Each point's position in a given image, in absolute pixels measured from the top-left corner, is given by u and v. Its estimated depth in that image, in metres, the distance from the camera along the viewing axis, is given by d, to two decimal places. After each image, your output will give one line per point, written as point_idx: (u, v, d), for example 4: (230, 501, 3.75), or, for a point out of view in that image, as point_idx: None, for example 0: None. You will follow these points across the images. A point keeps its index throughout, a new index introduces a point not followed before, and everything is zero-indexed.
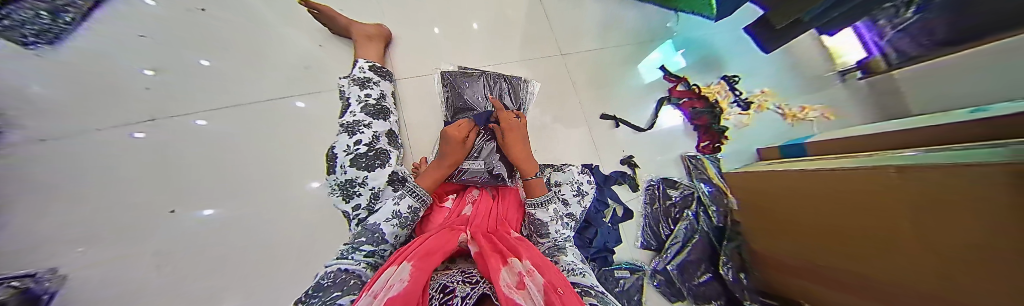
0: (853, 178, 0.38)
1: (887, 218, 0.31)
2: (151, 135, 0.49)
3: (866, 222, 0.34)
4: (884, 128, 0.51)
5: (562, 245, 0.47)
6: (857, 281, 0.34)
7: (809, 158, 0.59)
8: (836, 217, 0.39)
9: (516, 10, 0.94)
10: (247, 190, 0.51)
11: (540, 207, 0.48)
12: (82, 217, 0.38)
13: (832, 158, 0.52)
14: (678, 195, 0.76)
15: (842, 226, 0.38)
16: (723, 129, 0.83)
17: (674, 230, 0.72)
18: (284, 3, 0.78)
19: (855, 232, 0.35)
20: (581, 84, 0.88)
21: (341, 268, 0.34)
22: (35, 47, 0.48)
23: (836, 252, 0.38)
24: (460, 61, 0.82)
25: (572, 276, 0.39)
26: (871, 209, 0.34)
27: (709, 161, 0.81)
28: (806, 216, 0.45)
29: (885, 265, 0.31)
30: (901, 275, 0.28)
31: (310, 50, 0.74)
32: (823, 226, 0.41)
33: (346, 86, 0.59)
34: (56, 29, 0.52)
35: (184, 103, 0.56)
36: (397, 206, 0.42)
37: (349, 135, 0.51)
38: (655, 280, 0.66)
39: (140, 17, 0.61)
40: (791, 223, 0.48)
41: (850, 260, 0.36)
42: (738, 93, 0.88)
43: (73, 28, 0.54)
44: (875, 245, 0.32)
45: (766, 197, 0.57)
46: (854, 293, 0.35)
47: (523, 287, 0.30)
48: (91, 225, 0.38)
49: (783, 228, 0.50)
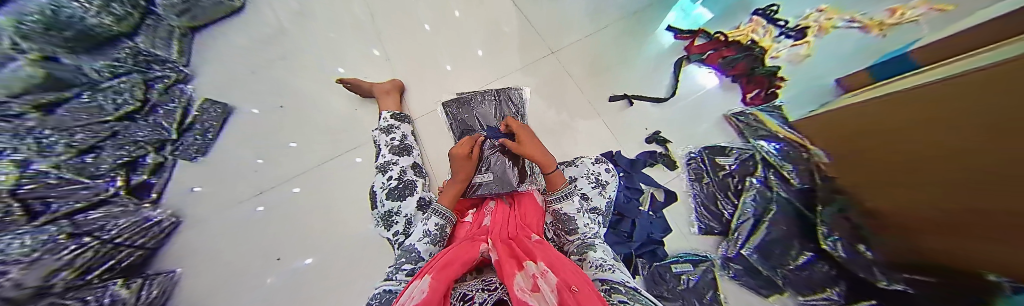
0: (965, 87, 0.29)
1: (997, 129, 0.23)
2: (267, 208, 0.73)
3: (964, 142, 0.28)
4: (1013, 6, 0.36)
5: (591, 242, 0.43)
6: (962, 217, 0.28)
7: (913, 73, 0.43)
8: (953, 139, 0.29)
9: (503, 24, 0.98)
10: (325, 240, 0.69)
11: (564, 201, 0.49)
12: (225, 282, 0.62)
13: (955, 59, 0.37)
14: (732, 163, 0.64)
15: (960, 150, 0.28)
16: (772, 70, 0.70)
17: (738, 206, 0.60)
18: (317, 79, 0.94)
19: (971, 156, 0.26)
20: (584, 73, 0.85)
21: (386, 289, 0.38)
22: (195, 160, 0.76)
23: (937, 189, 0.31)
24: (465, 87, 0.90)
25: (599, 274, 0.35)
26: (986, 121, 0.25)
27: (764, 114, 0.67)
28: (907, 153, 0.36)
29: (979, 191, 0.25)
30: (1006, 200, 0.22)
31: (349, 115, 0.89)
32: (924, 161, 0.33)
33: (376, 135, 0.71)
34: (203, 144, 0.78)
35: (283, 178, 0.77)
36: (426, 225, 0.47)
37: (382, 174, 0.60)
38: (730, 271, 0.55)
39: (243, 123, 0.85)
40: (887, 165, 0.39)
41: (952, 194, 0.29)
42: (782, 24, 0.74)
43: (213, 140, 0.80)
44: (972, 168, 0.26)
45: (852, 141, 0.46)
46: (965, 234, 0.28)
47: (536, 289, 0.26)
48: (239, 285, 0.62)
49: (891, 170, 0.38)
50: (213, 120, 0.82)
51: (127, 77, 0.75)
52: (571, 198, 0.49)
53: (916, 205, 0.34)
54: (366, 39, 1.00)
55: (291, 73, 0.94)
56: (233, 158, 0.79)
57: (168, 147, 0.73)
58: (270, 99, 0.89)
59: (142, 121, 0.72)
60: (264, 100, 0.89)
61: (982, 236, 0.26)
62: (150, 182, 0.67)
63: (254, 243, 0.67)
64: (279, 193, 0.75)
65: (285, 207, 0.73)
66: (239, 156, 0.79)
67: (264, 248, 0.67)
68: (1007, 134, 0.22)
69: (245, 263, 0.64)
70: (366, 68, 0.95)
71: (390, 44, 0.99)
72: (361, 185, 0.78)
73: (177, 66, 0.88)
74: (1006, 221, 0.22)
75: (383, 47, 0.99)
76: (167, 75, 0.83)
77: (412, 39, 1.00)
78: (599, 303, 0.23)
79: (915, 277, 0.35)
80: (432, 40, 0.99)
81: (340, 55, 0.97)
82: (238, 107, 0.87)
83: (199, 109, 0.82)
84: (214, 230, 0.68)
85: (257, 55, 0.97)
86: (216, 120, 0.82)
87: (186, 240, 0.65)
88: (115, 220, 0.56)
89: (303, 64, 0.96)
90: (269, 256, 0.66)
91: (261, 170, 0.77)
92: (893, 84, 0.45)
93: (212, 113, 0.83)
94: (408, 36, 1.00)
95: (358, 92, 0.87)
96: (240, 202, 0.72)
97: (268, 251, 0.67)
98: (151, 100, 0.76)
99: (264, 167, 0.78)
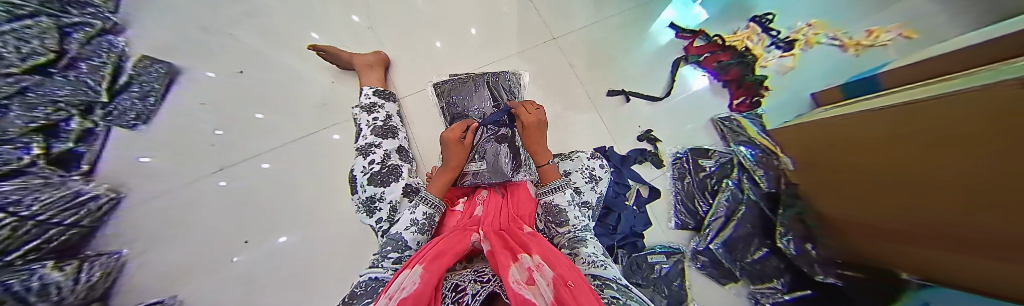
0: (905, 114, 0.34)
1: (952, 147, 0.25)
2: (229, 183, 0.66)
3: (904, 161, 0.32)
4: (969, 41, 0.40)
5: (581, 236, 0.44)
6: (891, 224, 0.33)
7: (882, 94, 0.47)
8: (910, 155, 0.32)
9: (501, 2, 0.91)
10: (301, 223, 0.65)
11: (555, 194, 0.48)
12: (182, 265, 0.56)
13: (909, 87, 0.42)
14: (713, 165, 0.68)
15: (913, 164, 0.31)
16: (760, 79, 0.73)
17: (713, 205, 0.64)
18: (286, 45, 0.82)
19: (920, 170, 0.29)
20: (584, 65, 0.83)
21: (372, 276, 0.37)
22: (136, 128, 0.65)
23: (876, 199, 0.36)
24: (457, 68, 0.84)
25: (592, 269, 0.37)
26: (939, 140, 0.27)
27: (747, 120, 0.70)
28: (852, 167, 0.42)
29: (912, 203, 0.30)
30: (954, 213, 0.24)
31: (325, 88, 0.80)
32: (867, 174, 0.38)
33: (357, 113, 0.65)
34: (145, 110, 0.67)
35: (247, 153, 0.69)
36: (413, 214, 0.45)
37: (364, 156, 0.56)
38: (698, 262, 0.61)
39: (196, 88, 0.73)
40: (837, 176, 0.45)
41: (888, 205, 0.34)
42: (775, 33, 0.76)
43: (158, 107, 0.69)
44: (909, 184, 0.31)
45: (812, 153, 0.52)
46: (892, 238, 0.33)
47: (532, 283, 0.27)
48: (196, 270, 0.57)
49: (850, 180, 0.41)
50: (156, 82, 0.70)
51: (34, 21, 0.61)
52: (562, 191, 0.48)
53: (859, 213, 0.39)
54: (346, 3, 0.89)
55: (255, 34, 0.82)
56: (183, 127, 0.69)
57: (101, 109, 0.62)
58: (228, 62, 0.78)
59: (59, 77, 0.59)
60: (221, 64, 0.77)
61: (909, 242, 0.31)
62: (78, 151, 0.58)
63: (217, 224, 0.62)
64: (244, 169, 0.68)
65: (252, 186, 0.67)
66: (187, 126, 0.69)
67: (230, 229, 0.62)
68: (961, 153, 0.24)
69: (205, 243, 0.59)
70: (345, 36, 0.85)
71: (375, 11, 0.89)
72: (340, 167, 0.72)
73: (102, 12, 0.73)
74: (938, 230, 0.26)
75: (366, 14, 0.88)
76: (89, 23, 0.69)
77: (400, 9, 0.89)
78: (595, 299, 0.24)
79: (846, 273, 0.41)
80: (423, 12, 0.90)
81: (316, 19, 0.86)
82: (192, 69, 0.75)
83: (139, 66, 0.70)
84: (165, 209, 0.60)
85: (213, 9, 0.82)
86: (160, 82, 0.71)
87: (128, 218, 0.57)
88: (33, 195, 0.48)
89: (271, 26, 0.83)
90: (235, 238, 0.61)
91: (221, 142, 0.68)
92: (853, 104, 0.51)
93: (154, 73, 0.71)
94: (397, 5, 0.90)
95: (337, 62, 0.78)
96: (196, 179, 0.65)
97: (234, 232, 0.62)
98: (71, 52, 0.63)
99: (225, 141, 0.70)
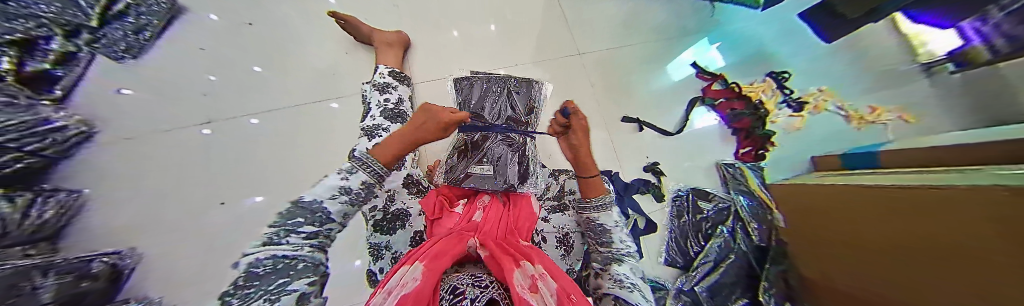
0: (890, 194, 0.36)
1: (943, 238, 0.27)
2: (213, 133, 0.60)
3: (897, 241, 0.33)
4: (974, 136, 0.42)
5: (619, 257, 0.45)
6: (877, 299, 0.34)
7: (875, 171, 0.50)
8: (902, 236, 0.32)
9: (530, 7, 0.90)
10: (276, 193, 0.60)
11: (604, 213, 0.48)
12: None
13: (899, 171, 0.45)
14: (711, 209, 0.69)
15: (905, 245, 0.31)
16: (769, 133, 0.74)
17: (705, 247, 0.65)
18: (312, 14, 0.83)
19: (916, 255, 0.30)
20: (603, 86, 0.84)
21: (275, 253, 0.31)
22: (122, 61, 0.59)
23: (864, 273, 0.36)
24: (478, 65, 0.83)
25: (618, 292, 0.39)
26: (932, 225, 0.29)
27: (749, 170, 0.72)
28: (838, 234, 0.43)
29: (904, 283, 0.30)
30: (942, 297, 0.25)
31: (336, 58, 0.84)
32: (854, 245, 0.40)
33: (368, 90, 0.63)
34: (136, 45, 0.62)
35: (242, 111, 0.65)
36: (342, 181, 0.38)
37: (368, 138, 0.52)
38: (680, 302, 0.61)
39: (198, 28, 0.71)
40: (824, 243, 0.46)
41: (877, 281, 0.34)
42: (789, 91, 0.77)
43: (149, 44, 0.64)
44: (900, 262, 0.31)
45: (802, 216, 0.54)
46: None
47: (536, 290, 0.26)
48: None
49: (837, 249, 0.42)
50: (154, 18, 0.67)
51: None
52: (610, 211, 0.48)
53: (835, 280, 0.42)
54: None
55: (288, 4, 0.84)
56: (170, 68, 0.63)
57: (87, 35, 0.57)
58: (246, 14, 0.78)
59: None
60: (235, 13, 0.76)
61: None
62: (53, 74, 0.49)
63: None
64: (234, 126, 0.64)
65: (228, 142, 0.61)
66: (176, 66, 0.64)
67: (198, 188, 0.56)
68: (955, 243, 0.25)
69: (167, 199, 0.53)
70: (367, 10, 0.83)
71: None
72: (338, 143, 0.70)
73: None
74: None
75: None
76: None
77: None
78: None
79: None
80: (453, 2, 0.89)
81: None
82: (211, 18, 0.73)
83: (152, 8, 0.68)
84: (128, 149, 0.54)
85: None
86: (158, 18, 0.68)
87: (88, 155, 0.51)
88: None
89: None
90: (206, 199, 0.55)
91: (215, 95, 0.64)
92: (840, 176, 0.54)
93: (154, 6, 0.68)
94: None
95: (354, 34, 0.76)
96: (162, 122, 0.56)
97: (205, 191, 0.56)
98: None
99: (217, 92, 0.65)
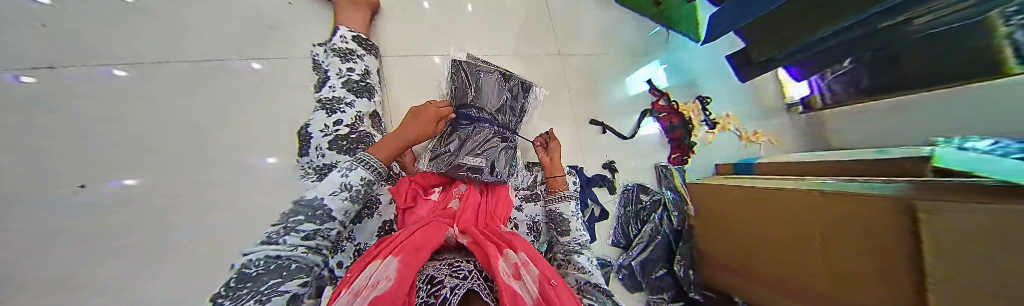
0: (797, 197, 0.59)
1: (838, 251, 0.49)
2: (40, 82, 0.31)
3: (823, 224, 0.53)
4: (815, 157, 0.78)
5: (575, 249, 0.65)
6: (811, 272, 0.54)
7: (754, 177, 0.83)
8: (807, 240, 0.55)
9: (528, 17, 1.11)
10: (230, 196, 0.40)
11: (563, 206, 0.72)
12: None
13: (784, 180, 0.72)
14: (649, 200, 0.99)
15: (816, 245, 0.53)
16: (692, 144, 1.07)
17: (641, 231, 0.94)
18: None
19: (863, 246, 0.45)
20: (577, 84, 1.10)
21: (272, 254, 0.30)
22: None
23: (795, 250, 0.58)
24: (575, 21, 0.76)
25: (582, 275, 0.57)
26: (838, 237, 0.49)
27: (676, 171, 1.04)
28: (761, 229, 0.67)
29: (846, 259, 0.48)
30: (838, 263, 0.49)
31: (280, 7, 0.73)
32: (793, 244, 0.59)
33: (327, 55, 0.68)
34: None
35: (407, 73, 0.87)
36: (344, 178, 0.41)
37: (328, 113, 0.61)
38: (620, 274, 0.88)
39: None
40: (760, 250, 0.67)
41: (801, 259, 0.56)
42: (708, 113, 1.10)
43: None
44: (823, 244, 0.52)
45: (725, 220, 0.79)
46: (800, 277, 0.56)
47: (520, 276, 0.38)
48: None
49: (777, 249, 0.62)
50: None
51: None
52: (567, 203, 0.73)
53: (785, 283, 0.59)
54: None
55: None
56: None
57: None
58: None
59: None
60: None
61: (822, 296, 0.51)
62: None
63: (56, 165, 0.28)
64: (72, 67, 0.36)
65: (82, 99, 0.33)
66: None
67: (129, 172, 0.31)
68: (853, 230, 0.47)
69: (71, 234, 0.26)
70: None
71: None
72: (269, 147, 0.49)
73: None
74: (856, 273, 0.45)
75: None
76: None
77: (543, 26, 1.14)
78: (569, 296, 0.37)
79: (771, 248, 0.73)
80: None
81: None
82: None
83: None
84: None
85: None
86: None
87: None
88: None
89: None
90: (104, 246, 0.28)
91: (245, 76, 0.57)
92: (746, 179, 0.81)
93: None
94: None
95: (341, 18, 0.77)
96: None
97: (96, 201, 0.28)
98: None
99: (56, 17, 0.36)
